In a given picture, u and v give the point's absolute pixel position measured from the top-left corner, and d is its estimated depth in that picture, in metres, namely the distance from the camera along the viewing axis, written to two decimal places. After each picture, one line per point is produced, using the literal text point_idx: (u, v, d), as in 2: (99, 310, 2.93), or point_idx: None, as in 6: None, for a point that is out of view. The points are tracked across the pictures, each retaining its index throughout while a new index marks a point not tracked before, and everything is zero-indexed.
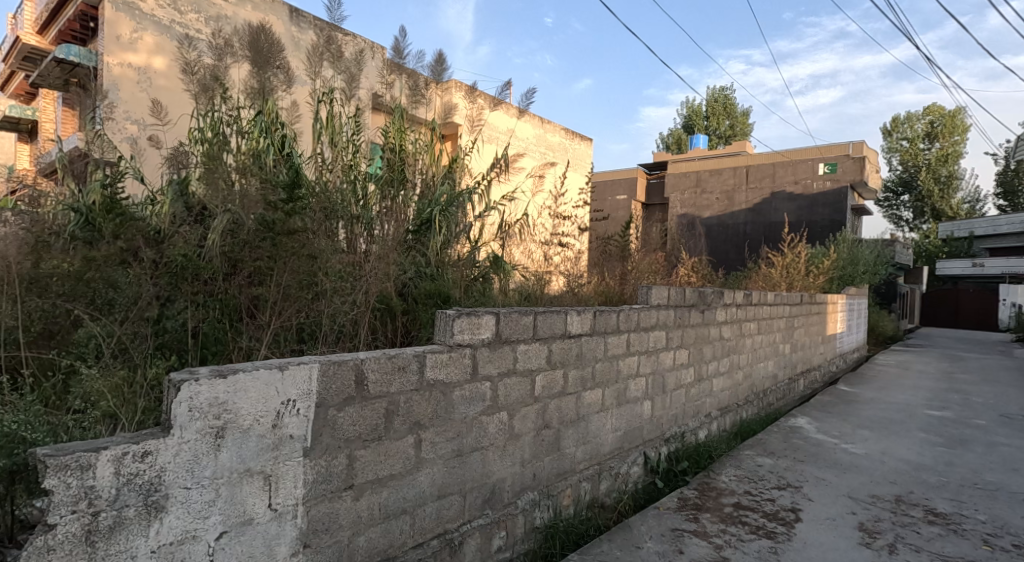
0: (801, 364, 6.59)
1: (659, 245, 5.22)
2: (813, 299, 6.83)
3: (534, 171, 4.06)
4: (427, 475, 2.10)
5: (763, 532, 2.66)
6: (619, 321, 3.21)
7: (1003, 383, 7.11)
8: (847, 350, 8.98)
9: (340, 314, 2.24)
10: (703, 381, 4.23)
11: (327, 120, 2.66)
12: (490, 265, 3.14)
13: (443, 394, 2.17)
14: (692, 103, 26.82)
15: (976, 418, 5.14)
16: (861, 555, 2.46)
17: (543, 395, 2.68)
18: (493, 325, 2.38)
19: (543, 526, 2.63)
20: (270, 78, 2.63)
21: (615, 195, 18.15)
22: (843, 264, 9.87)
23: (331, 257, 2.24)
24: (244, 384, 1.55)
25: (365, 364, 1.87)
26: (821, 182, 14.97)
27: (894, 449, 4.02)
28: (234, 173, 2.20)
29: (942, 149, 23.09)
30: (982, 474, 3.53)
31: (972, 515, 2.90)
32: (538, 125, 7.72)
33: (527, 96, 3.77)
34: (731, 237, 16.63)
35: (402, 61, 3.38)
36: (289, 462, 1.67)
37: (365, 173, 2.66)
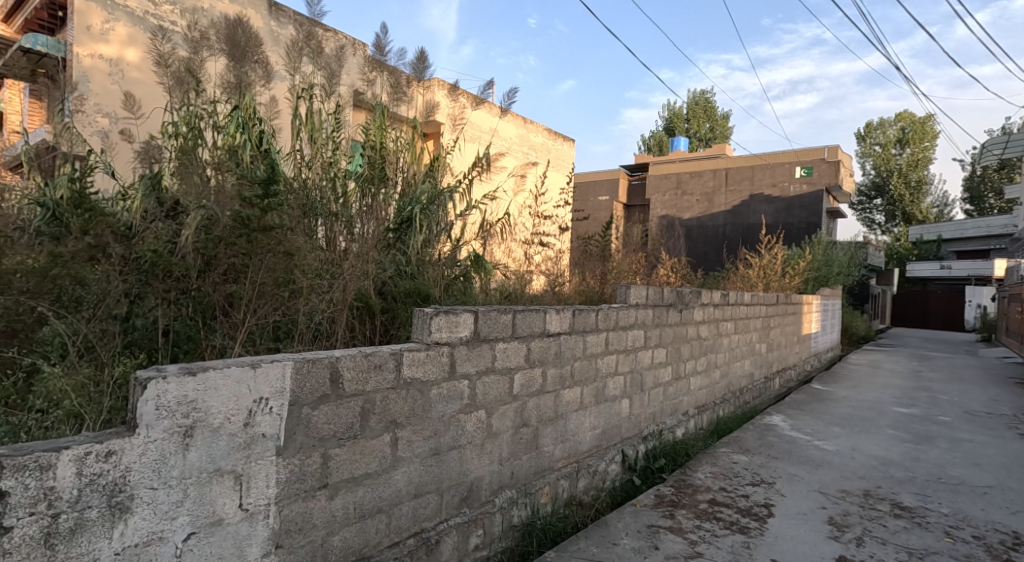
0: (777, 364, 6.69)
1: (639, 245, 5.25)
2: (789, 299, 6.94)
3: (515, 171, 4.05)
4: (404, 474, 2.09)
5: (737, 527, 2.69)
6: (598, 320, 3.22)
7: (967, 381, 7.34)
8: (822, 350, 9.15)
9: (316, 312, 2.24)
10: (681, 380, 4.27)
11: (306, 116, 2.59)
12: (471, 264, 3.11)
13: (420, 393, 2.15)
14: (672, 105, 27.05)
15: (942, 414, 5.28)
16: (830, 549, 2.50)
17: (522, 393, 2.68)
18: (472, 323, 2.37)
19: (520, 524, 2.63)
20: (248, 72, 2.58)
21: (597, 196, 18.17)
22: (818, 265, 10.06)
23: (307, 255, 2.22)
24: (215, 382, 1.52)
25: (340, 362, 1.85)
26: (798, 185, 15.26)
27: (864, 445, 4.11)
28: (209, 169, 2.19)
29: (913, 154, 23.63)
30: (946, 468, 3.63)
31: (936, 509, 2.97)
32: (521, 124, 7.73)
33: (509, 95, 3.78)
34: (710, 238, 16.84)
35: (383, 58, 3.35)
36: (261, 461, 1.64)
37: (345, 170, 2.62)
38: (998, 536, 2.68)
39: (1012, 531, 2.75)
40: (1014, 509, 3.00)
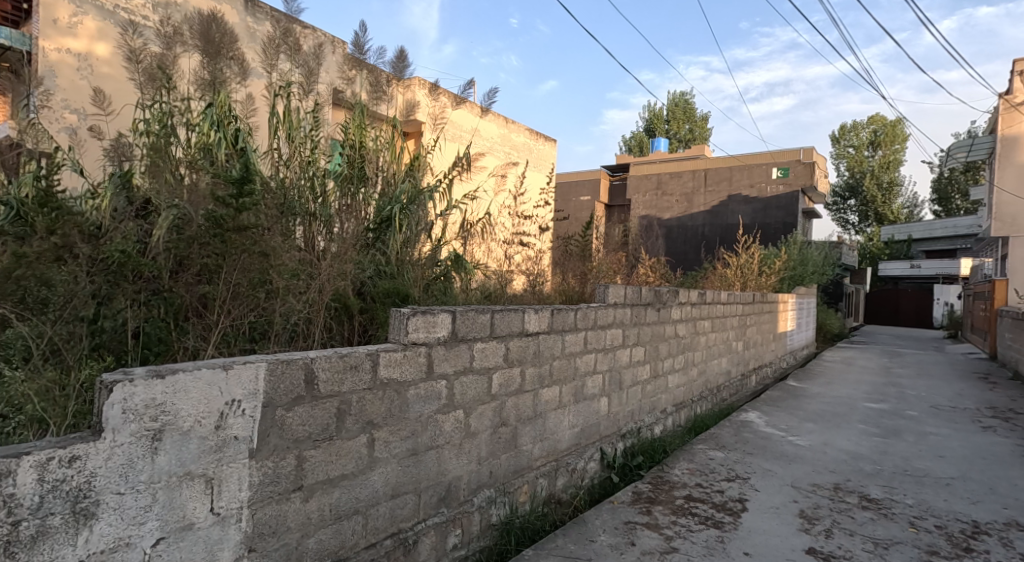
0: (754, 361, 6.80)
1: (619, 245, 5.30)
2: (765, 298, 7.05)
3: (496, 171, 4.04)
4: (381, 475, 2.08)
5: (711, 522, 2.73)
6: (576, 319, 3.25)
7: (934, 377, 7.54)
8: (796, 348, 9.31)
9: (293, 313, 2.21)
10: (659, 378, 4.31)
11: (284, 114, 2.56)
12: (451, 264, 3.11)
13: (397, 393, 2.15)
14: (652, 107, 27.29)
15: (910, 409, 5.42)
16: (801, 541, 2.55)
17: (500, 393, 2.69)
18: (449, 323, 2.37)
19: (499, 522, 2.64)
20: (222, 69, 2.53)
21: (578, 196, 18.21)
22: (793, 265, 10.25)
23: (284, 255, 2.19)
24: (184, 384, 1.50)
25: (315, 363, 1.84)
26: (774, 186, 15.50)
27: (835, 440, 4.20)
28: (182, 168, 2.16)
29: (885, 156, 24.15)
30: (912, 461, 3.73)
31: (901, 500, 3.05)
32: (502, 124, 7.74)
33: (490, 95, 3.79)
34: (689, 238, 17.00)
35: (362, 56, 3.33)
36: (233, 464, 1.62)
37: (324, 169, 2.60)
38: (960, 525, 2.76)
39: (973, 520, 2.83)
40: (976, 499, 3.10)
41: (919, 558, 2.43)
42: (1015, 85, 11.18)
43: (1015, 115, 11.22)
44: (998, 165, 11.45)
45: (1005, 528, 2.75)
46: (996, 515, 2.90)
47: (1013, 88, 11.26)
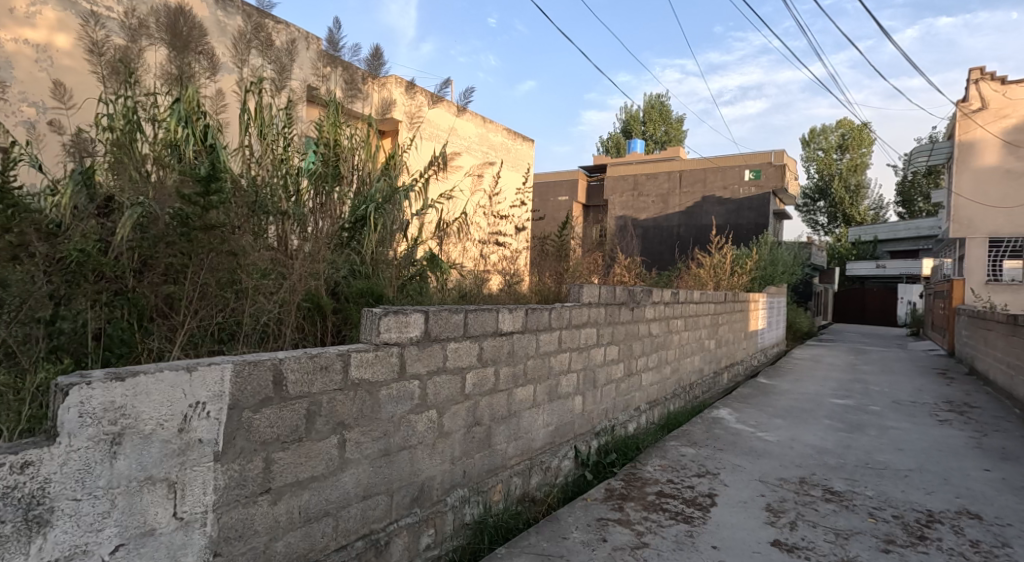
0: (726, 359, 6.91)
1: (594, 245, 5.33)
2: (737, 297, 7.18)
3: (472, 169, 4.02)
4: (352, 475, 2.06)
5: (681, 517, 2.76)
6: (551, 318, 3.26)
7: (896, 373, 7.77)
8: (767, 345, 9.51)
9: (262, 313, 2.18)
10: (633, 376, 4.35)
11: (255, 110, 2.50)
12: (427, 264, 3.10)
13: (369, 394, 2.13)
14: (629, 108, 27.56)
15: (873, 404, 5.57)
16: (766, 534, 2.60)
17: (474, 392, 2.68)
18: (422, 323, 2.36)
19: (472, 522, 2.63)
20: (190, 63, 2.47)
21: (556, 196, 18.27)
22: (764, 265, 10.47)
23: (252, 254, 2.15)
24: (146, 386, 1.47)
25: (284, 364, 1.81)
26: (747, 188, 15.78)
27: (802, 435, 4.30)
28: (148, 165, 2.10)
29: (852, 160, 24.84)
30: (874, 455, 3.84)
31: (862, 492, 3.14)
32: (480, 124, 7.73)
33: (466, 94, 3.79)
34: (665, 238, 17.19)
35: (337, 53, 3.29)
36: (198, 468, 1.59)
37: (297, 168, 2.57)
38: (915, 515, 2.85)
39: (928, 509, 2.93)
40: (931, 490, 3.20)
41: (877, 547, 2.50)
42: (972, 92, 11.72)
43: (971, 122, 11.61)
44: (956, 169, 11.82)
45: (957, 517, 2.84)
46: (950, 504, 3.00)
47: (970, 95, 11.76)
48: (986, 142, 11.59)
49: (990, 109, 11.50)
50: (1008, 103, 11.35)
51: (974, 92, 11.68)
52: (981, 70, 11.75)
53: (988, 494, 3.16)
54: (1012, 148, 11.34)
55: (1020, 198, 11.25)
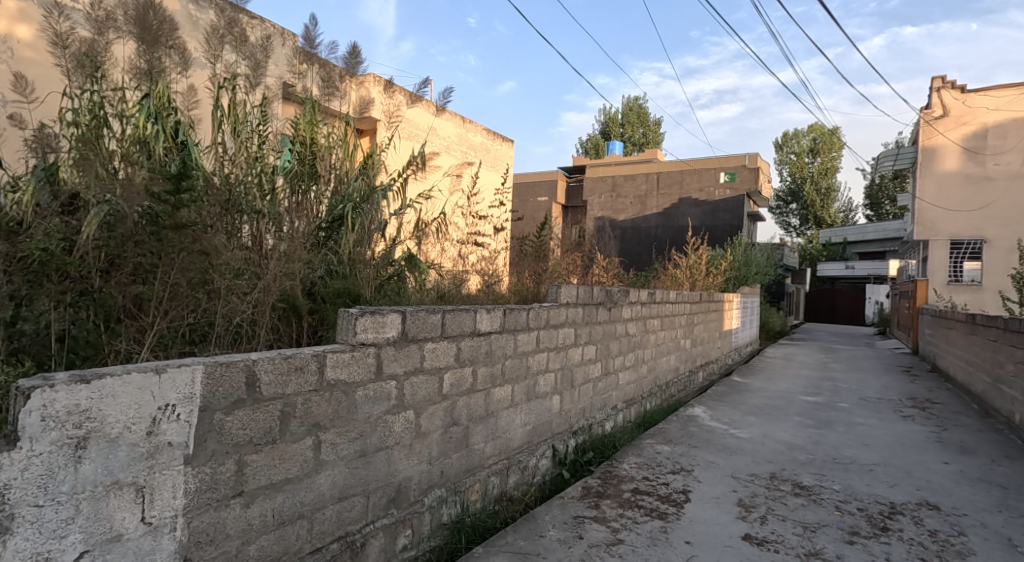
0: (701, 358, 7.00)
1: (573, 245, 5.37)
2: (712, 297, 7.30)
3: (451, 170, 4.01)
4: (327, 477, 2.05)
5: (656, 514, 2.80)
6: (529, 319, 3.28)
7: (864, 371, 7.99)
8: (741, 345, 9.67)
9: (235, 313, 2.15)
10: (610, 375, 4.39)
11: (229, 108, 2.47)
12: (405, 264, 3.10)
13: (345, 394, 2.12)
14: (607, 110, 27.76)
15: (842, 401, 5.71)
16: (738, 528, 2.65)
17: (451, 392, 2.69)
18: (399, 324, 2.36)
19: (450, 522, 2.63)
20: (160, 58, 2.42)
21: (535, 196, 18.32)
22: (738, 266, 10.66)
23: (225, 254, 2.13)
24: (112, 389, 1.45)
25: (257, 364, 1.79)
26: (722, 190, 16.02)
27: (773, 432, 4.38)
28: (116, 162, 2.06)
29: (823, 163, 25.41)
30: (842, 450, 3.93)
31: (830, 486, 3.22)
32: (459, 124, 7.72)
33: (444, 94, 3.78)
34: (642, 239, 17.34)
35: (313, 50, 3.26)
36: (167, 472, 1.57)
37: (272, 166, 2.54)
38: (878, 507, 2.93)
39: (890, 502, 3.01)
40: (894, 483, 3.30)
41: (843, 539, 2.57)
42: (935, 100, 12.05)
43: (932, 129, 12.00)
44: (920, 174, 12.17)
45: (918, 508, 2.93)
46: (911, 496, 3.10)
47: (932, 103, 12.11)
48: (948, 148, 11.94)
49: (951, 117, 11.88)
50: (968, 111, 11.70)
51: (936, 99, 12.04)
52: (942, 78, 12.11)
53: (947, 486, 3.27)
54: (973, 154, 11.71)
55: (980, 202, 11.62)
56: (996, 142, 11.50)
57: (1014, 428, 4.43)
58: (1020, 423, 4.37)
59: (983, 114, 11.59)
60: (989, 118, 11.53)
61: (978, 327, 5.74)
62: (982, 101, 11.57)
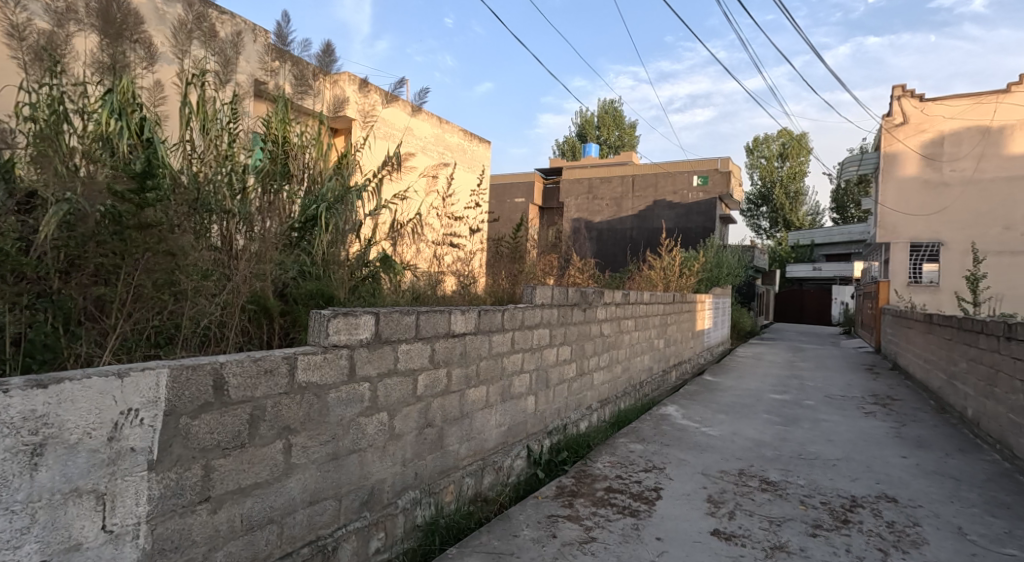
0: (674, 358, 7.10)
1: (549, 247, 5.39)
2: (685, 298, 7.41)
3: (427, 171, 4.00)
4: (298, 481, 2.02)
5: (628, 511, 2.83)
6: (503, 320, 3.28)
7: (829, 369, 8.19)
8: (713, 344, 9.83)
9: (204, 315, 2.11)
10: (584, 376, 4.42)
11: (198, 104, 2.42)
12: (380, 265, 3.08)
13: (316, 397, 2.09)
14: (583, 113, 27.98)
15: (808, 399, 5.85)
16: (707, 524, 2.69)
17: (426, 394, 2.67)
18: (373, 325, 2.34)
19: (423, 523, 2.61)
20: (124, 52, 2.36)
21: (512, 198, 18.37)
22: (710, 267, 10.85)
23: (193, 254, 2.08)
24: (71, 394, 1.41)
25: (225, 367, 1.76)
26: (695, 193, 16.26)
27: (742, 429, 4.46)
28: (78, 158, 2.00)
29: (792, 167, 25.94)
30: (807, 446, 4.03)
31: (795, 481, 3.29)
32: (436, 124, 7.70)
33: (420, 94, 3.78)
34: (618, 240, 17.50)
35: (286, 48, 3.21)
36: (130, 478, 1.53)
37: (243, 165, 2.50)
38: (840, 500, 3.01)
39: (851, 495, 3.10)
40: (855, 477, 3.39)
41: (806, 532, 2.63)
42: (896, 108, 12.41)
43: (893, 137, 12.38)
44: (882, 180, 12.52)
45: (877, 501, 3.02)
46: (870, 489, 3.19)
47: (893, 111, 12.48)
48: (907, 155, 12.34)
49: (909, 125, 12.29)
50: (927, 119, 12.11)
51: (896, 108, 12.41)
52: (902, 87, 12.48)
53: (904, 479, 3.37)
54: (930, 161, 12.10)
55: (937, 206, 12.01)
56: (951, 149, 11.94)
57: (967, 422, 4.60)
58: (973, 417, 4.54)
59: (940, 122, 12.02)
60: (947, 126, 11.96)
61: (935, 326, 5.93)
62: (940, 110, 11.98)
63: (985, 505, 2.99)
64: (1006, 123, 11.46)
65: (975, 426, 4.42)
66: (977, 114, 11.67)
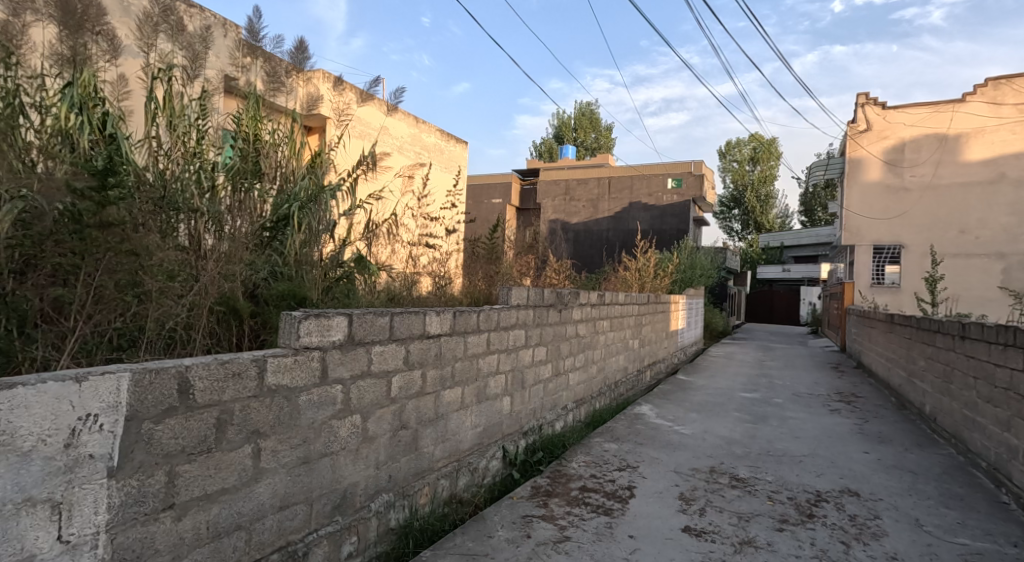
0: (648, 358, 7.17)
1: (525, 248, 5.40)
2: (659, 299, 7.49)
3: (402, 170, 3.95)
4: (268, 486, 1.98)
5: (601, 510, 2.84)
6: (479, 321, 3.26)
7: (797, 368, 8.37)
8: (687, 344, 9.95)
9: (169, 316, 2.05)
10: (560, 376, 4.43)
11: (164, 100, 2.36)
12: (355, 265, 3.04)
13: (287, 400, 2.05)
14: (560, 115, 28.12)
15: (777, 397, 5.97)
16: (678, 521, 2.72)
17: (400, 396, 2.65)
18: (346, 326, 2.30)
19: (397, 526, 2.58)
20: (85, 44, 2.28)
21: (490, 199, 18.36)
22: (684, 268, 11.00)
23: (158, 254, 2.02)
24: (25, 399, 1.35)
25: (191, 371, 1.71)
26: (669, 195, 16.46)
27: (714, 427, 4.52)
28: (35, 154, 1.93)
29: (763, 171, 26.46)
30: (776, 443, 4.10)
31: (764, 477, 3.35)
32: (412, 124, 7.64)
33: (395, 93, 3.74)
34: (594, 242, 17.62)
35: (257, 44, 3.15)
36: (89, 486, 1.48)
37: (212, 163, 2.44)
38: (806, 495, 3.07)
39: (816, 490, 3.16)
40: (820, 472, 3.46)
41: (773, 526, 2.67)
42: (859, 115, 12.71)
43: (856, 144, 12.69)
44: (846, 184, 12.83)
45: (841, 495, 3.09)
46: (835, 484, 3.26)
47: (857, 117, 12.79)
48: (870, 161, 12.66)
49: (873, 131, 12.61)
50: (888, 126, 12.46)
51: (861, 115, 12.71)
52: (866, 95, 12.81)
53: (866, 473, 3.46)
54: (892, 166, 12.46)
55: (898, 210, 12.37)
56: (911, 155, 12.30)
57: (925, 418, 4.73)
58: (930, 413, 4.67)
59: (901, 129, 12.38)
60: (906, 134, 12.32)
61: (895, 326, 6.11)
62: (901, 118, 12.33)
63: (940, 497, 3.08)
64: (962, 131, 11.85)
65: (932, 421, 4.55)
66: (935, 122, 12.05)
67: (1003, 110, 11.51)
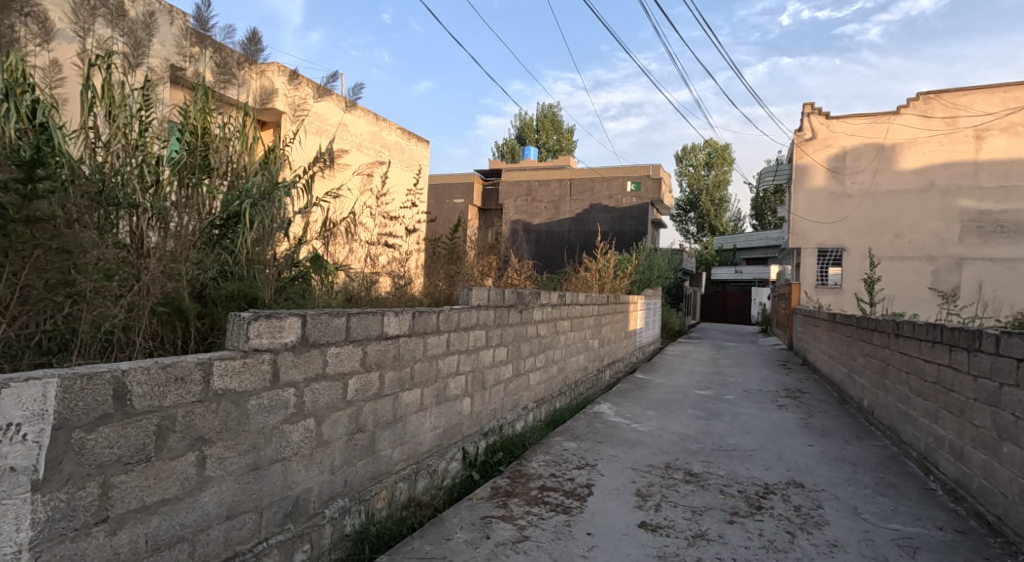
0: (608, 357, 7.23)
1: (486, 248, 5.36)
2: (619, 299, 7.58)
3: (361, 168, 3.85)
4: (214, 494, 1.88)
5: (560, 509, 2.83)
6: (438, 321, 3.21)
7: (750, 367, 8.61)
8: (645, 343, 10.10)
9: (105, 318, 1.94)
10: (521, 376, 4.42)
11: (103, 89, 2.22)
12: (311, 265, 2.94)
13: (235, 404, 1.96)
14: (523, 117, 28.21)
15: (730, 394, 6.11)
16: (634, 517, 2.73)
17: (357, 398, 2.57)
18: (299, 327, 2.22)
19: (353, 532, 2.50)
20: (13, 26, 2.13)
21: (451, 199, 18.23)
22: (643, 270, 11.17)
23: (93, 251, 1.91)
24: None
25: (128, 375, 1.61)
26: (629, 198, 16.71)
27: (671, 425, 4.59)
28: None
29: (716, 176, 27.28)
30: (729, 439, 4.19)
31: (716, 472, 3.41)
32: (373, 121, 7.52)
33: (352, 89, 3.66)
34: (555, 243, 17.71)
35: (206, 33, 3.02)
36: (9, 501, 1.38)
37: (156, 156, 2.32)
38: (755, 488, 3.14)
39: (765, 483, 3.24)
40: (769, 465, 3.56)
41: (724, 519, 2.72)
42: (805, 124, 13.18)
43: (802, 152, 13.17)
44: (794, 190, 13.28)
45: (787, 487, 3.17)
46: (781, 477, 3.35)
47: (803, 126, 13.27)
48: (816, 167, 13.13)
49: (817, 139, 13.10)
50: (832, 135, 12.97)
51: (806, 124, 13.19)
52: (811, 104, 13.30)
53: (810, 465, 3.57)
54: (836, 173, 12.97)
55: (840, 214, 12.88)
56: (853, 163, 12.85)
57: (864, 412, 4.92)
58: (868, 407, 4.86)
59: (843, 139, 12.91)
60: (848, 143, 12.85)
61: (837, 325, 6.35)
62: (843, 127, 12.86)
63: (876, 485, 3.20)
64: (897, 141, 12.42)
65: (871, 415, 4.74)
66: (874, 132, 12.60)
67: (932, 123, 12.14)
